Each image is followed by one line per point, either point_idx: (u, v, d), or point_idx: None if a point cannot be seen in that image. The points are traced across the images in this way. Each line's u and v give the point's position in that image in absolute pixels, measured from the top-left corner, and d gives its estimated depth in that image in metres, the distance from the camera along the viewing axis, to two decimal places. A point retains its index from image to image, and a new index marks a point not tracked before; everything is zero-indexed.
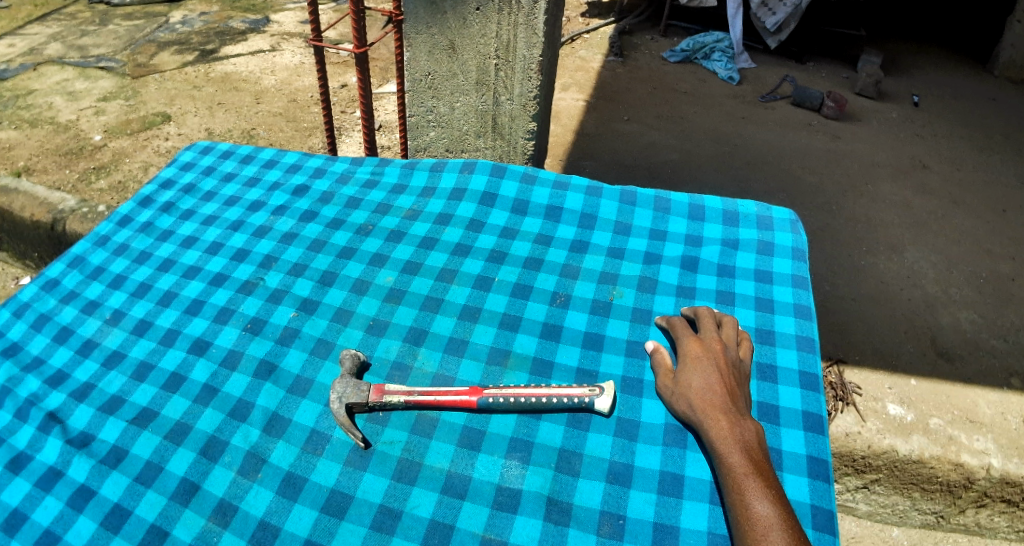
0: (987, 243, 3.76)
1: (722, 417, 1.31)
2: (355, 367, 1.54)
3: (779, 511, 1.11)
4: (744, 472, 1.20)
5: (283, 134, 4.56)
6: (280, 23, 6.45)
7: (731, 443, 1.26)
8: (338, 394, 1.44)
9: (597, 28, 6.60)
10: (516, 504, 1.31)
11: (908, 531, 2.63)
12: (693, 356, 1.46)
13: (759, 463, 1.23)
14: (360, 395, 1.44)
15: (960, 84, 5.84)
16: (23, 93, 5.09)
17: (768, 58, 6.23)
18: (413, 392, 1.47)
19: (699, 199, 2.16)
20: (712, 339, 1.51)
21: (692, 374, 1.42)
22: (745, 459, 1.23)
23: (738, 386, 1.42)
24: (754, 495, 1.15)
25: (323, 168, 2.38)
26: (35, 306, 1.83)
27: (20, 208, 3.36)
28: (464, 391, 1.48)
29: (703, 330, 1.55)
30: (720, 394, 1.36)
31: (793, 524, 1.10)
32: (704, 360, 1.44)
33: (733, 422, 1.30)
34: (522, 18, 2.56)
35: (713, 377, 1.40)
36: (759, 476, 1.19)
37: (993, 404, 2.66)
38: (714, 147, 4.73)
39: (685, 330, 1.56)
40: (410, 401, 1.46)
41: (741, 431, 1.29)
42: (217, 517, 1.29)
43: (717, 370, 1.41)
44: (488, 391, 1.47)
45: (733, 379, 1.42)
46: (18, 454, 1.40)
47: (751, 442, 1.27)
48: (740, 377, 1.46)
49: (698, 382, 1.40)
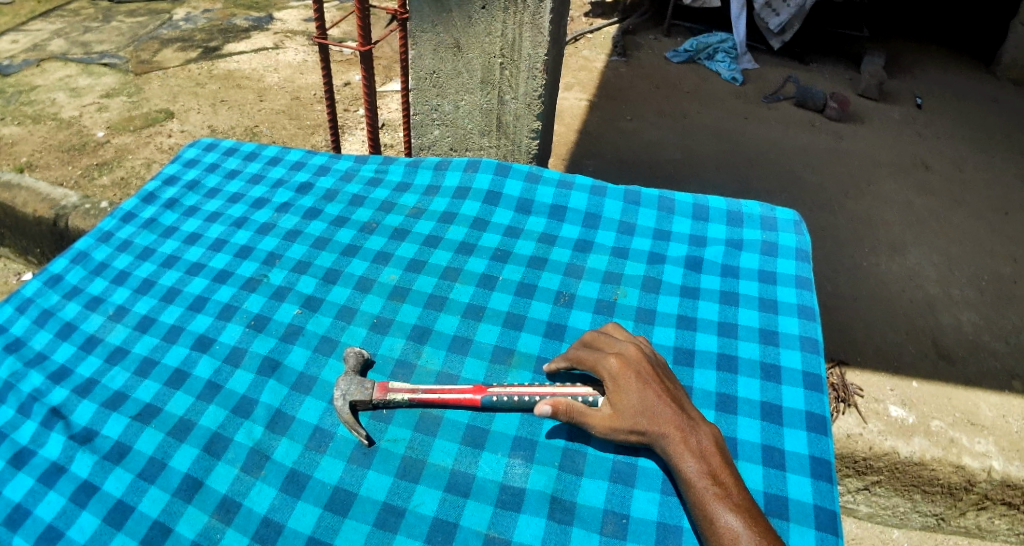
0: (989, 245, 3.75)
1: (676, 427, 1.28)
2: (360, 364, 1.54)
3: (749, 524, 1.13)
4: (706, 484, 1.20)
5: (286, 131, 4.56)
6: (283, 21, 6.45)
7: (688, 455, 1.24)
8: (343, 391, 1.44)
9: (601, 28, 6.60)
10: (519, 502, 1.31)
11: (908, 533, 2.65)
12: (622, 378, 1.34)
13: (719, 469, 1.23)
14: (365, 393, 1.44)
15: (962, 85, 5.82)
16: (26, 89, 5.09)
17: (770, 58, 6.23)
18: (417, 390, 1.46)
19: (703, 199, 2.16)
20: (628, 349, 1.40)
21: (630, 397, 1.32)
22: (705, 470, 1.22)
23: (671, 387, 1.37)
24: (721, 510, 1.16)
25: (327, 165, 2.38)
26: (38, 302, 1.84)
27: (22, 204, 3.35)
28: (469, 389, 1.47)
29: (609, 345, 1.44)
30: (666, 407, 1.30)
31: (762, 531, 1.13)
32: (634, 378, 1.34)
33: (687, 430, 1.28)
34: (527, 17, 2.56)
35: (652, 392, 1.33)
36: (720, 486, 1.20)
37: (993, 407, 2.65)
38: (717, 147, 4.73)
39: (593, 352, 1.42)
40: (415, 398, 1.45)
41: (696, 440, 1.27)
42: (221, 513, 1.29)
43: (651, 382, 1.34)
44: (492, 389, 1.46)
45: (666, 385, 1.36)
46: (22, 449, 1.41)
47: (708, 447, 1.26)
48: (666, 375, 1.41)
49: (638, 401, 1.31)
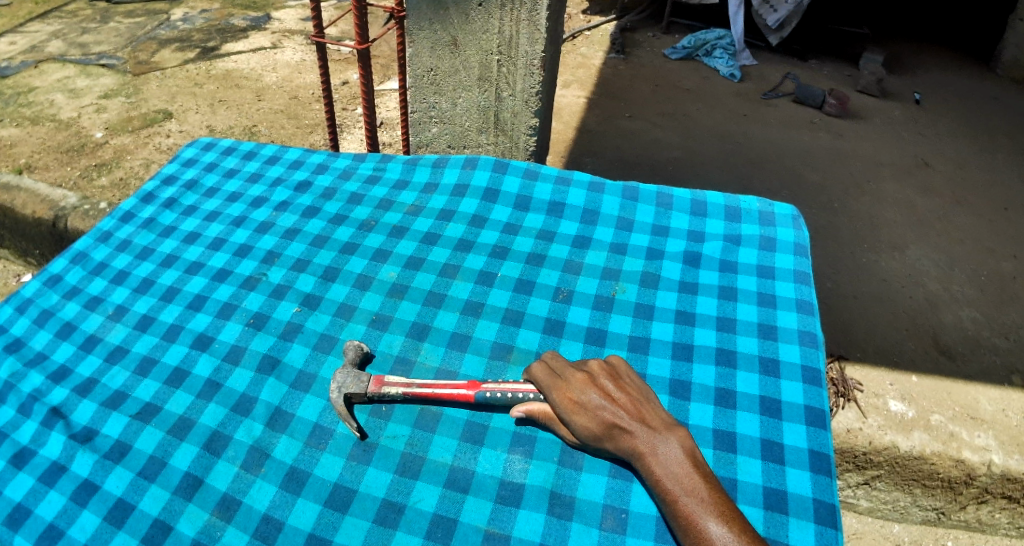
0: (989, 243, 3.74)
1: (639, 443, 1.24)
2: (359, 358, 1.54)
3: (726, 526, 1.08)
4: (680, 494, 1.15)
5: (285, 131, 4.56)
6: (281, 20, 6.44)
7: (657, 468, 1.20)
8: (337, 384, 1.45)
9: (598, 26, 6.59)
10: (519, 497, 1.31)
11: (909, 527, 2.65)
12: (574, 408, 1.31)
13: (690, 475, 1.18)
14: (361, 385, 1.44)
15: (963, 83, 5.81)
16: (24, 91, 5.09)
17: (770, 55, 6.22)
18: (412, 385, 1.45)
19: (701, 195, 2.16)
20: (575, 375, 1.36)
21: (588, 424, 1.29)
22: (676, 480, 1.17)
23: (630, 399, 1.32)
24: (698, 517, 1.11)
25: (325, 164, 2.38)
26: (38, 302, 1.84)
27: (21, 205, 3.36)
28: (463, 384, 1.45)
29: (558, 369, 1.39)
30: (626, 426, 1.27)
31: (742, 532, 1.07)
32: (586, 405, 1.31)
33: (652, 443, 1.24)
34: (525, 14, 2.56)
35: (608, 413, 1.29)
36: (693, 492, 1.15)
37: (993, 401, 2.65)
38: (717, 144, 4.73)
39: (544, 376, 1.37)
40: (409, 393, 1.44)
41: (663, 451, 1.22)
42: (221, 511, 1.29)
43: (605, 403, 1.30)
44: (486, 384, 1.45)
45: (625, 400, 1.32)
46: (23, 448, 1.41)
47: (676, 454, 1.21)
48: (625, 386, 1.35)
49: (596, 427, 1.28)
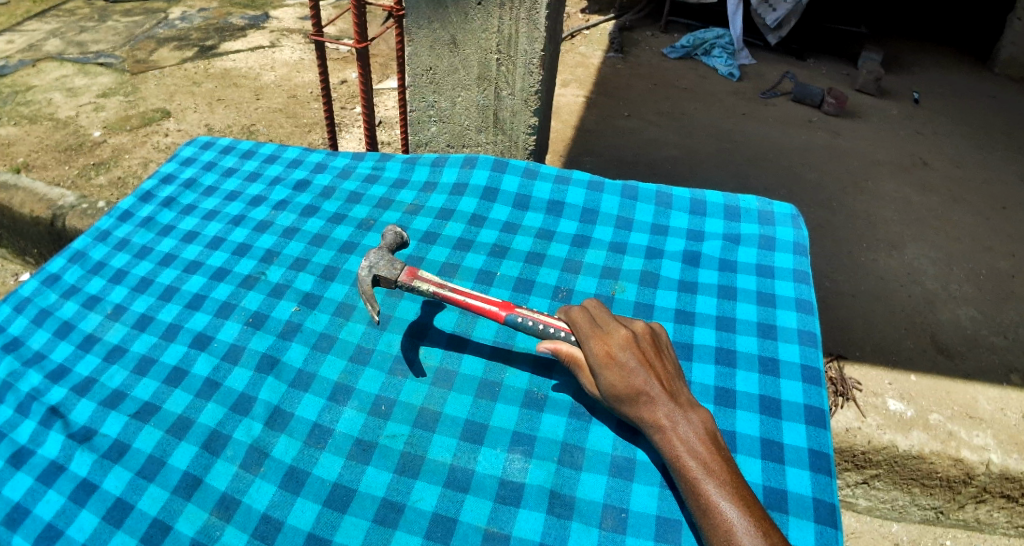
0: (988, 241, 3.75)
1: (662, 416, 1.23)
2: (395, 243, 1.57)
3: (744, 511, 1.08)
4: (700, 473, 1.14)
5: (283, 130, 4.55)
6: (279, 19, 6.43)
7: (677, 445, 1.20)
8: (369, 263, 1.48)
9: (597, 25, 6.59)
10: (519, 497, 1.31)
11: (907, 527, 2.66)
12: (608, 364, 1.28)
13: (711, 457, 1.17)
14: (392, 271, 1.47)
15: (961, 82, 5.80)
16: (22, 89, 5.07)
17: (768, 54, 6.23)
18: (444, 287, 1.47)
19: (700, 194, 2.15)
20: (618, 331, 1.32)
21: (617, 382, 1.27)
22: (697, 459, 1.16)
23: (664, 372, 1.30)
24: (716, 498, 1.11)
25: (324, 163, 2.37)
26: (36, 301, 1.83)
27: (19, 205, 3.34)
28: (496, 303, 1.45)
29: (600, 321, 1.36)
30: (654, 396, 1.25)
31: (758, 518, 1.08)
32: (621, 364, 1.28)
33: (675, 418, 1.23)
34: (524, 12, 2.56)
35: (639, 379, 1.26)
36: (713, 472, 1.14)
37: (992, 400, 2.66)
38: (715, 143, 4.73)
39: (585, 323, 1.34)
40: (439, 293, 1.46)
41: (685, 428, 1.21)
42: (220, 511, 1.28)
43: (641, 367, 1.27)
44: (519, 310, 1.44)
45: (659, 370, 1.30)
46: (20, 448, 1.40)
47: (697, 435, 1.20)
48: (663, 358, 1.33)
49: (625, 387, 1.26)
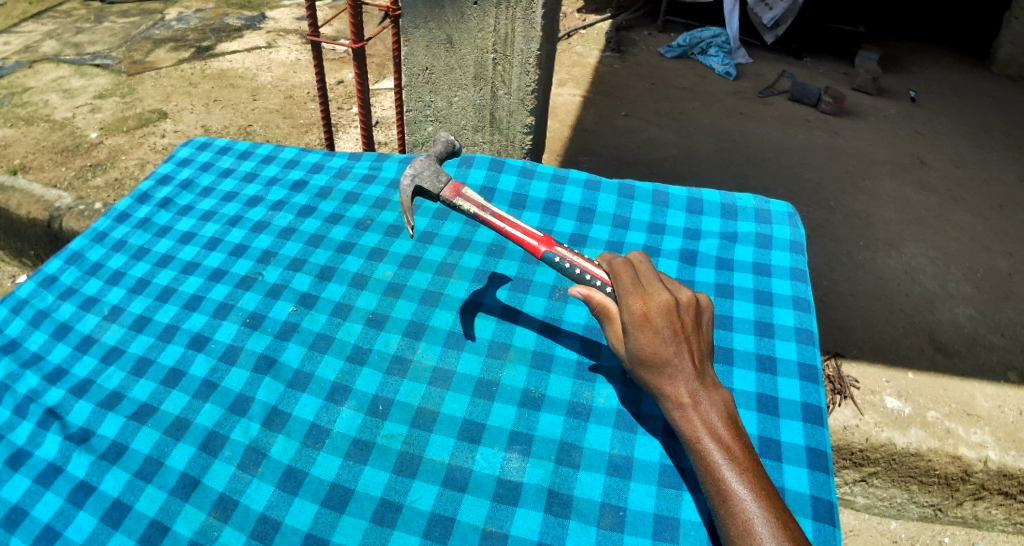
0: (985, 240, 3.76)
1: (686, 393, 1.10)
2: (445, 153, 1.62)
3: (764, 503, 0.97)
4: (721, 458, 1.03)
5: (281, 131, 4.54)
6: (277, 20, 6.43)
7: (697, 425, 1.07)
8: (414, 172, 1.48)
9: (595, 25, 6.60)
10: (517, 496, 1.31)
11: (906, 524, 2.66)
12: (642, 327, 1.13)
13: (734, 444, 1.05)
14: (435, 185, 1.46)
15: (958, 82, 5.82)
16: (19, 91, 5.06)
17: (765, 54, 6.24)
18: (484, 210, 1.42)
19: (697, 193, 2.16)
20: (660, 293, 1.17)
21: (647, 346, 1.12)
22: (718, 444, 1.05)
23: (698, 348, 1.15)
24: (736, 486, 1.00)
25: (321, 163, 2.37)
26: (33, 302, 1.83)
27: (16, 206, 3.34)
28: (536, 237, 1.39)
29: (643, 279, 1.21)
30: (681, 370, 1.11)
31: (778, 512, 0.97)
32: (655, 330, 1.13)
33: (699, 397, 1.10)
34: (520, 12, 2.56)
35: (671, 348, 1.12)
36: (734, 459, 1.03)
37: (990, 398, 2.66)
38: (713, 142, 4.74)
39: (626, 279, 1.20)
40: (478, 214, 1.42)
41: (707, 410, 1.09)
42: (218, 511, 1.28)
43: (676, 336, 1.13)
44: (559, 249, 1.37)
45: (694, 344, 1.15)
46: (18, 449, 1.40)
47: (721, 418, 1.08)
48: (701, 334, 1.18)
49: (653, 354, 1.12)
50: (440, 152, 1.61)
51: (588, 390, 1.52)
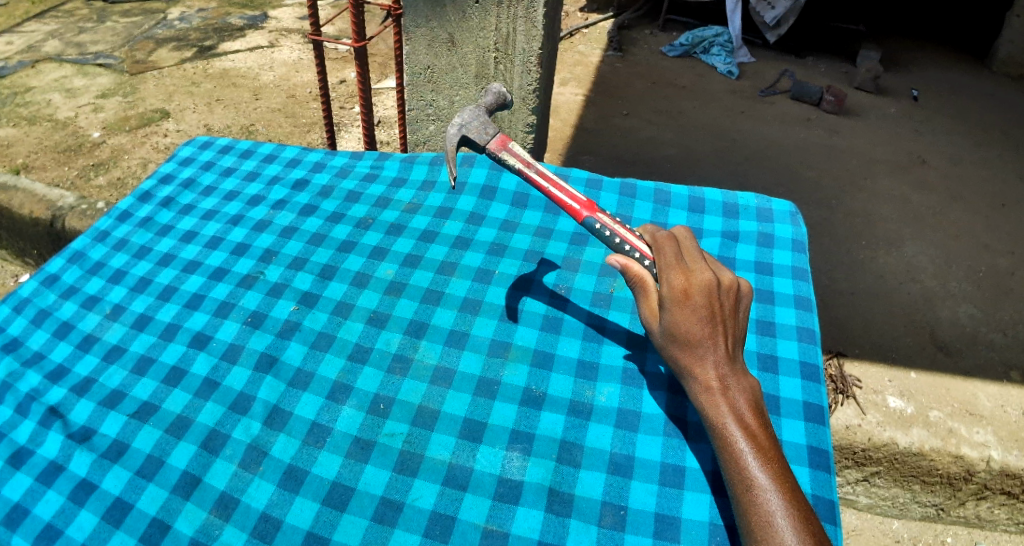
0: (986, 238, 3.74)
1: (715, 376, 1.07)
2: (495, 105, 1.58)
3: (786, 495, 0.93)
4: (745, 445, 1.00)
5: (282, 130, 4.55)
6: (279, 19, 6.43)
7: (723, 409, 1.04)
8: (462, 122, 1.48)
9: (596, 24, 6.59)
10: (518, 494, 1.31)
11: (908, 523, 2.66)
12: (679, 304, 1.10)
13: (759, 433, 1.02)
14: (483, 137, 1.46)
15: (959, 80, 5.80)
16: (22, 90, 5.08)
17: (767, 52, 6.23)
18: (531, 167, 1.43)
19: (698, 192, 2.15)
20: (703, 271, 1.13)
21: (682, 322, 1.10)
22: (743, 431, 1.01)
23: (734, 333, 1.12)
24: (758, 474, 0.96)
25: (323, 162, 2.37)
26: (35, 301, 1.83)
27: (19, 205, 3.34)
28: (581, 201, 1.40)
29: (687, 256, 1.18)
30: (712, 353, 1.08)
31: (801, 506, 0.93)
32: (692, 308, 1.09)
33: (727, 382, 1.07)
34: (521, 11, 2.56)
35: (706, 328, 1.09)
36: (759, 447, 0.99)
37: (992, 397, 2.65)
38: (714, 142, 4.73)
39: (669, 254, 1.18)
40: (524, 171, 1.43)
41: (735, 396, 1.06)
42: (219, 509, 1.29)
43: (713, 317, 1.09)
44: (601, 215, 1.37)
45: (729, 328, 1.12)
46: (19, 448, 1.41)
47: (746, 405, 1.05)
48: (739, 319, 1.14)
49: (687, 332, 1.09)
50: (489, 103, 1.58)
51: (589, 389, 1.52)
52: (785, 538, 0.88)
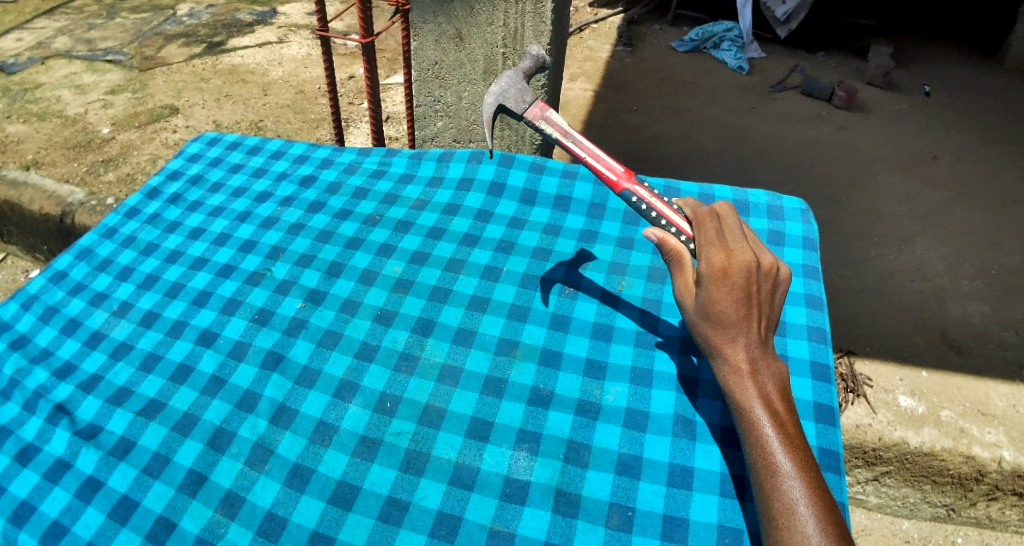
0: (998, 236, 3.68)
1: (745, 358, 1.05)
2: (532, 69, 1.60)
3: (808, 482, 0.93)
4: (771, 430, 0.99)
5: (291, 126, 4.55)
6: (288, 15, 6.43)
7: (751, 392, 1.03)
8: (500, 91, 1.50)
9: (605, 18, 6.54)
10: (524, 495, 1.30)
11: (918, 523, 2.64)
12: (717, 282, 1.07)
13: (786, 419, 1.01)
14: (519, 105, 1.48)
15: (973, 76, 5.71)
16: (32, 87, 5.11)
17: (777, 48, 6.16)
18: (568, 135, 1.44)
19: (709, 189, 2.13)
20: (745, 251, 1.10)
21: (718, 301, 1.07)
22: (770, 416, 1.00)
23: (767, 317, 1.10)
24: (782, 460, 0.96)
25: (330, 159, 2.36)
26: (43, 298, 1.84)
27: (29, 201, 3.36)
28: (617, 171, 1.39)
29: (728, 236, 1.16)
30: (745, 335, 1.06)
31: (822, 494, 0.93)
32: (731, 288, 1.07)
33: (757, 366, 1.05)
34: (530, 6, 2.53)
35: (741, 310, 1.07)
36: (786, 434, 0.99)
37: (1004, 397, 2.58)
38: (724, 138, 4.68)
39: (711, 233, 1.16)
40: (557, 138, 1.44)
41: (763, 381, 1.05)
42: (225, 508, 1.29)
43: (750, 299, 1.07)
44: (638, 187, 1.37)
45: (764, 311, 1.09)
46: (27, 445, 1.41)
47: (774, 390, 1.04)
48: (774, 304, 1.12)
49: (723, 311, 1.07)
50: (528, 67, 1.60)
51: (597, 388, 1.51)
52: (806, 525, 0.88)
